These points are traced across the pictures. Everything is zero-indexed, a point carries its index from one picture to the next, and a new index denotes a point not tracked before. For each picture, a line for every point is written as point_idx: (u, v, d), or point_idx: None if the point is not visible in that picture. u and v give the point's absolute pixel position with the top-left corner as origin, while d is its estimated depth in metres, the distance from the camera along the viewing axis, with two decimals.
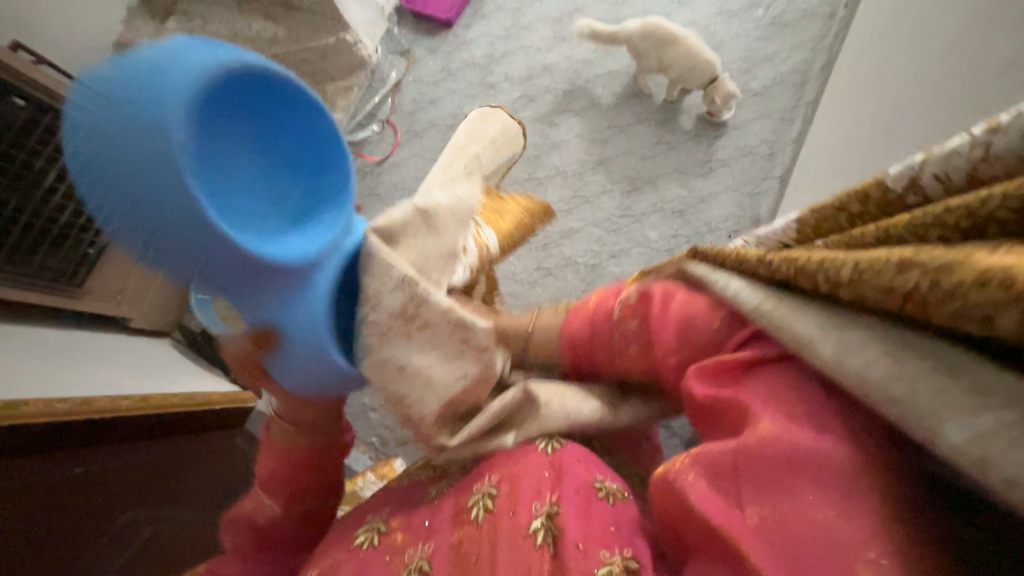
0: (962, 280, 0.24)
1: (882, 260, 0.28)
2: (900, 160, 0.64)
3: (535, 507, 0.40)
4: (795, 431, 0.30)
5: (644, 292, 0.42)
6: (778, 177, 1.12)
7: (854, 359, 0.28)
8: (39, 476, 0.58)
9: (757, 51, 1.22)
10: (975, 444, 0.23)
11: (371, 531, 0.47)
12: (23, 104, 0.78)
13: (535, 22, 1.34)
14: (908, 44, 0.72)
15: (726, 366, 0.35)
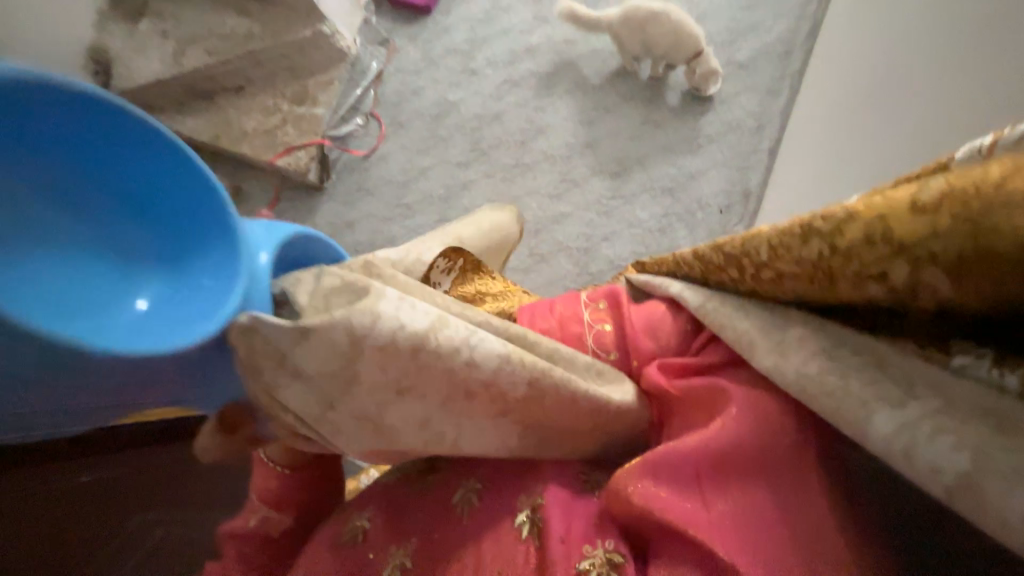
0: (854, 240, 0.26)
1: (797, 227, 0.29)
2: (886, 126, 0.64)
3: (521, 500, 0.42)
4: (746, 428, 0.33)
5: (613, 300, 0.45)
6: (767, 150, 1.11)
7: (793, 356, 0.32)
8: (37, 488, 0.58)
9: (741, 22, 1.21)
10: (899, 433, 0.27)
11: (357, 527, 0.48)
12: None
13: (515, 4, 1.31)
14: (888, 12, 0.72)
15: (688, 368, 0.39)
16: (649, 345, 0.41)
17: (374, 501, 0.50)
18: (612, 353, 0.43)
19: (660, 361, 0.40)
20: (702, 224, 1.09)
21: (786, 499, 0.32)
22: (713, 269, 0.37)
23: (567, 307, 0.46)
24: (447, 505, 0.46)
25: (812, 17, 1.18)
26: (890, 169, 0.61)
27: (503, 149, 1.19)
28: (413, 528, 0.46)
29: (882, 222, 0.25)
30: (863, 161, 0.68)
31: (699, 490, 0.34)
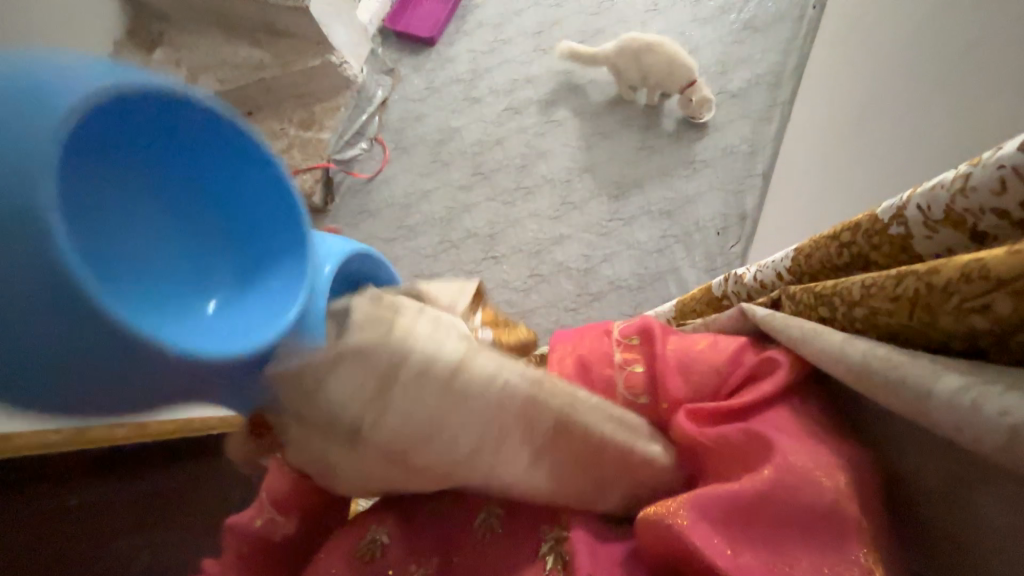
0: (950, 276, 0.26)
1: (886, 275, 0.30)
2: (873, 151, 0.67)
3: (544, 531, 0.40)
4: (799, 469, 0.30)
5: (646, 331, 0.41)
6: (761, 175, 1.14)
7: (858, 345, 0.30)
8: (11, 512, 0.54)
9: (733, 54, 1.26)
10: (965, 391, 0.24)
11: (370, 542, 0.46)
12: None
13: (515, 37, 1.37)
14: (869, 43, 0.76)
15: (719, 411, 0.36)
16: (679, 384, 0.38)
17: None
18: (641, 396, 0.39)
19: (691, 407, 0.36)
20: (700, 244, 1.11)
21: (831, 552, 0.29)
22: (808, 310, 0.36)
23: (594, 343, 0.43)
24: (469, 525, 0.43)
25: (800, 50, 1.23)
26: (878, 191, 0.63)
27: (504, 172, 1.22)
28: (431, 546, 0.44)
29: (979, 260, 0.25)
30: (853, 183, 0.70)
31: (730, 533, 0.30)
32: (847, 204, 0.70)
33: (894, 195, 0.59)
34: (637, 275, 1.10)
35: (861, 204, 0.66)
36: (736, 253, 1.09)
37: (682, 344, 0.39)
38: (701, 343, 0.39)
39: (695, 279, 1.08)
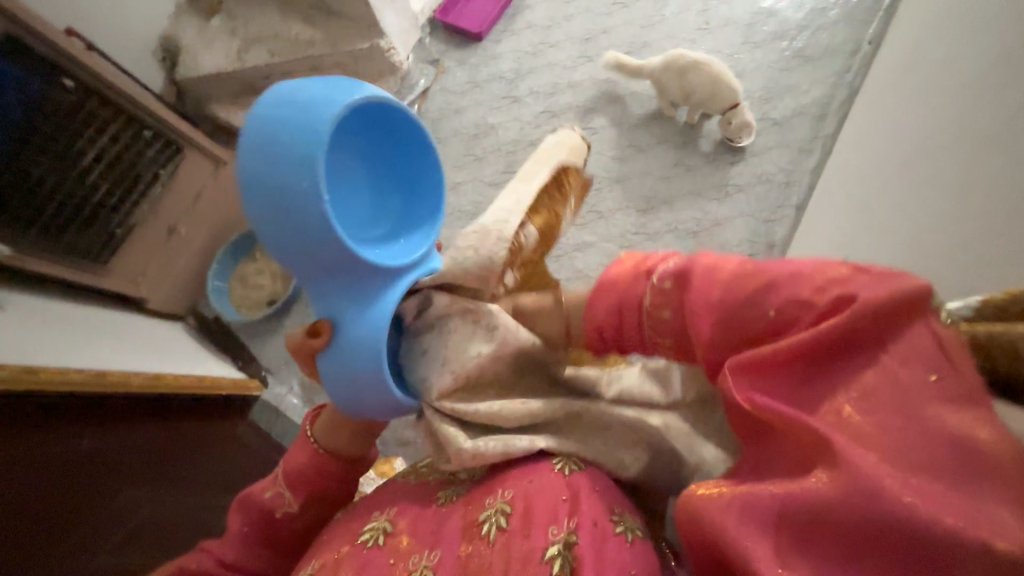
0: None
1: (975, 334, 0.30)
2: (915, 197, 0.65)
3: (552, 532, 0.40)
4: (872, 493, 0.27)
5: (680, 278, 0.39)
6: (794, 206, 1.13)
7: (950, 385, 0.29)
8: (38, 448, 0.56)
9: (780, 82, 1.24)
10: None
11: (377, 530, 0.48)
12: (71, 86, 0.88)
13: (562, 41, 1.36)
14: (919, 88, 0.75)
15: (765, 365, 0.33)
16: (710, 327, 0.36)
17: (395, 502, 0.50)
18: (666, 335, 0.41)
19: (736, 361, 0.34)
20: None
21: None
22: None
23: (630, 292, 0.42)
24: (472, 523, 0.44)
25: (850, 85, 1.21)
26: (925, 231, 0.61)
27: None
28: (441, 537, 0.45)
29: None
30: (895, 223, 0.68)
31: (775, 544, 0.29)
32: (888, 244, 0.68)
33: (949, 234, 0.57)
34: None
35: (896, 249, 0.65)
36: None
37: (738, 276, 0.36)
38: (764, 282, 0.35)
39: None
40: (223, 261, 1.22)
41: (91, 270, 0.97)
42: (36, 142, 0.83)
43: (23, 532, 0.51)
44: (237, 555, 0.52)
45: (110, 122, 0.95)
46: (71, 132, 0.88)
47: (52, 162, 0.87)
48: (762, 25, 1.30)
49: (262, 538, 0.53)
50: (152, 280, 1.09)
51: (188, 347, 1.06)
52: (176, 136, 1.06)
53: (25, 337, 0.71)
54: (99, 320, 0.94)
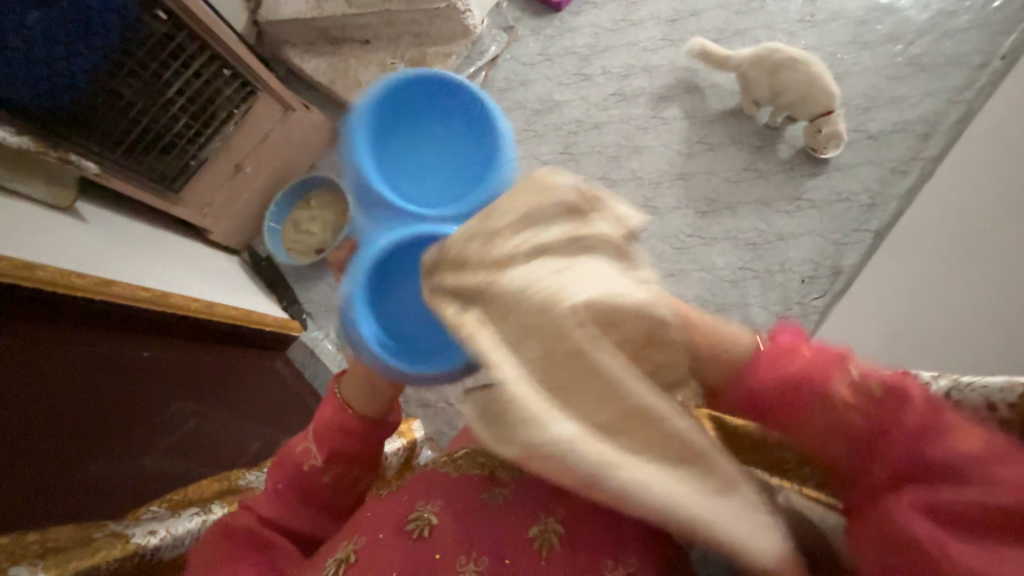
0: None
1: None
2: (1013, 242, 0.58)
3: (608, 564, 0.41)
4: None
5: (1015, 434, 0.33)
6: (872, 232, 1.04)
7: None
8: (105, 348, 0.61)
9: (884, 91, 1.11)
10: None
11: (422, 521, 0.46)
12: (165, 19, 0.89)
13: (646, 20, 1.27)
14: None
15: None
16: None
17: (440, 496, 0.48)
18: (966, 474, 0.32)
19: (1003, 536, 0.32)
20: (778, 287, 1.05)
21: None
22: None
23: (824, 370, 0.33)
24: (521, 535, 0.44)
25: (967, 104, 1.07)
26: (1013, 295, 0.54)
27: (593, 159, 1.19)
28: (485, 545, 0.44)
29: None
30: (984, 272, 0.61)
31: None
32: (971, 297, 0.61)
33: None
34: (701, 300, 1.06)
35: (981, 302, 0.59)
36: (815, 307, 1.02)
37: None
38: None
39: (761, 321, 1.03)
40: (280, 204, 1.25)
41: (165, 194, 1.05)
42: (128, 67, 0.88)
43: (92, 425, 0.56)
44: (276, 509, 0.54)
45: (197, 57, 0.98)
46: (159, 62, 0.92)
47: (141, 88, 0.91)
48: (877, 24, 1.16)
49: (300, 489, 0.54)
50: (216, 213, 1.17)
51: (240, 279, 1.13)
52: (253, 78, 1.09)
53: (104, 252, 0.77)
54: (158, 239, 0.99)
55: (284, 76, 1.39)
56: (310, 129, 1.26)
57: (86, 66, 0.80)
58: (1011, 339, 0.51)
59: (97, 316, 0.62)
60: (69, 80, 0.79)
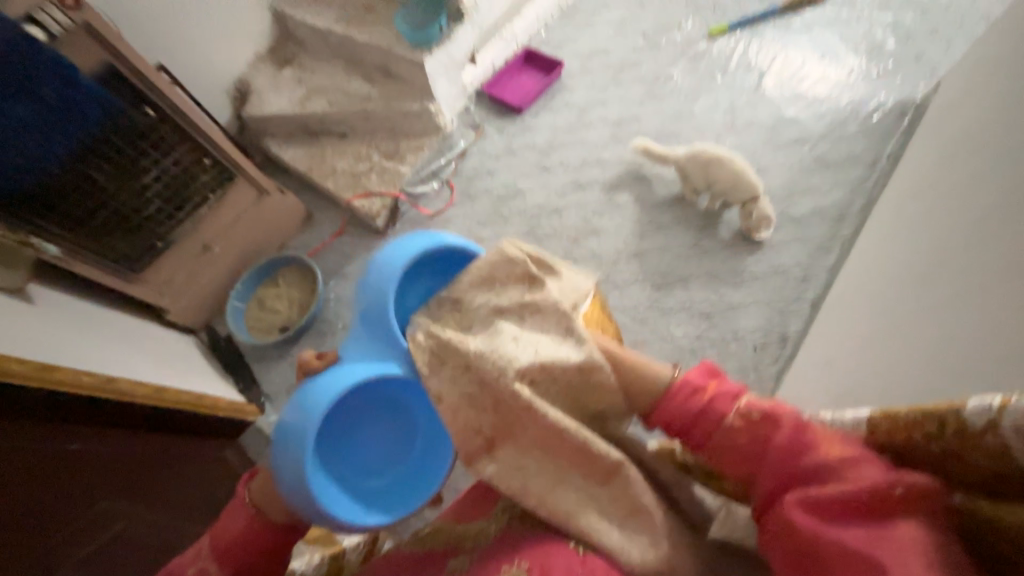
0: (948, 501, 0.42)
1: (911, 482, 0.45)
2: (925, 308, 0.65)
3: None
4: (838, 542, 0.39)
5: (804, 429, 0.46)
6: (809, 301, 1.14)
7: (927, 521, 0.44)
8: (31, 441, 0.55)
9: (800, 182, 1.30)
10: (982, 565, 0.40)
11: None
12: (151, 113, 0.96)
13: (596, 122, 1.46)
14: (935, 208, 0.77)
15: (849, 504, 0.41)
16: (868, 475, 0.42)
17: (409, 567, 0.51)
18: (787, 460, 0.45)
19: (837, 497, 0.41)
20: (733, 355, 1.11)
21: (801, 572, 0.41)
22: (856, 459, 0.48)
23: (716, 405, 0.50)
24: None
25: (868, 194, 1.26)
26: (926, 351, 0.61)
27: (555, 238, 1.28)
28: None
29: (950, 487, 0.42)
30: (902, 336, 0.67)
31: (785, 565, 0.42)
32: (895, 355, 0.67)
33: (947, 352, 0.56)
34: None
35: (895, 362, 0.66)
36: (769, 374, 1.08)
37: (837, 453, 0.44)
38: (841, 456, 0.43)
39: None
40: (246, 283, 1.24)
41: (122, 275, 1.02)
42: (105, 154, 0.91)
43: (14, 525, 0.50)
44: None
45: (177, 146, 1.02)
46: (138, 150, 0.96)
47: (116, 175, 0.94)
48: (785, 130, 1.38)
49: None
50: (176, 292, 1.14)
51: (192, 361, 1.06)
52: (233, 166, 1.13)
53: (49, 335, 0.73)
54: (109, 322, 0.95)
55: (262, 163, 1.47)
56: (284, 212, 1.30)
57: (61, 154, 0.83)
58: (925, 392, 0.57)
59: (26, 401, 0.58)
60: (38, 160, 0.81)
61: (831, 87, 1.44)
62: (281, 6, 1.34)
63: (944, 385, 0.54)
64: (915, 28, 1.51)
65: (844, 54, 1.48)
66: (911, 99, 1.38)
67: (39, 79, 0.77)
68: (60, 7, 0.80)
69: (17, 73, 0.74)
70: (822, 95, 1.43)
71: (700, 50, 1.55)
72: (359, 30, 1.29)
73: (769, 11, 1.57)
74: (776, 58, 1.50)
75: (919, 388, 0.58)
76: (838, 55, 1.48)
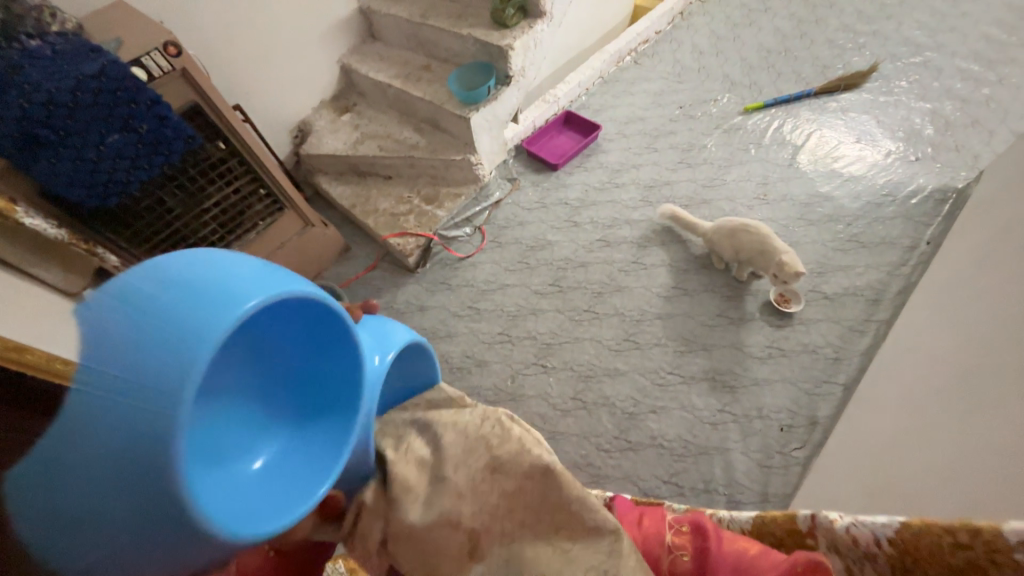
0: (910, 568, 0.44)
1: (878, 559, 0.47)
2: (968, 406, 0.61)
3: None
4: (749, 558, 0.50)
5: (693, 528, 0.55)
6: (841, 384, 1.09)
7: None
8: None
9: (834, 260, 1.28)
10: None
11: None
12: (223, 147, 1.06)
13: (628, 183, 1.51)
14: (973, 302, 0.74)
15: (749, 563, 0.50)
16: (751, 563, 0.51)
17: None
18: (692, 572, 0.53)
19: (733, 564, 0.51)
20: (758, 433, 1.05)
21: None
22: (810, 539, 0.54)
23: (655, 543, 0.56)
24: None
25: (906, 278, 1.22)
26: (964, 456, 0.57)
27: (579, 292, 1.29)
28: None
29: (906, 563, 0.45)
30: (943, 434, 0.62)
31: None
32: (931, 455, 0.62)
33: (999, 463, 0.51)
34: (683, 441, 1.06)
35: (936, 466, 0.61)
36: (796, 458, 1.02)
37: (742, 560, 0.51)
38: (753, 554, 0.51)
39: (744, 470, 1.01)
40: None
41: None
42: (178, 180, 1.00)
43: None
44: None
45: (239, 177, 1.12)
46: (206, 178, 1.05)
47: (184, 198, 1.02)
48: (819, 207, 1.38)
49: None
50: None
51: None
52: (284, 198, 1.23)
53: None
54: None
55: (311, 196, 1.58)
56: (323, 243, 1.38)
57: (143, 176, 0.91)
58: (970, 504, 0.53)
59: None
60: (123, 185, 0.89)
61: (868, 168, 1.45)
62: (349, 61, 1.49)
63: (994, 500, 0.50)
64: (954, 118, 1.52)
65: (881, 137, 1.50)
66: (951, 186, 1.37)
67: (139, 116, 0.85)
68: (164, 54, 0.90)
69: (123, 111, 0.83)
70: (858, 175, 1.43)
71: (735, 124, 1.60)
72: (415, 87, 1.41)
73: (805, 92, 1.62)
74: (811, 137, 1.53)
75: (964, 498, 0.54)
76: (874, 138, 1.50)
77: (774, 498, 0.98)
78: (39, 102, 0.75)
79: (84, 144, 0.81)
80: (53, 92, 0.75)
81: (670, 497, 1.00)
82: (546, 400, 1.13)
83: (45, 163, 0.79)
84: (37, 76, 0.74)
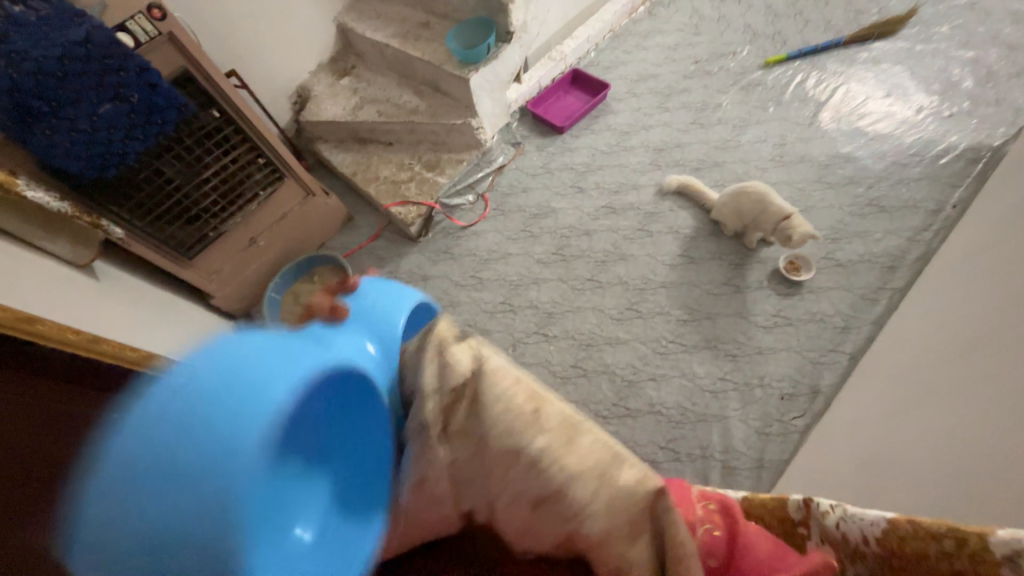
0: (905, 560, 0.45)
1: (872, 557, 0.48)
2: (964, 375, 0.59)
3: None
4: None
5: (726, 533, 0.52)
6: (848, 354, 1.07)
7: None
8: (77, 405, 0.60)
9: (850, 225, 1.22)
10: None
11: None
12: (217, 116, 1.04)
13: (636, 146, 1.45)
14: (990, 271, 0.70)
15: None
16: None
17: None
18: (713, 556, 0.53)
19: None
20: (758, 402, 1.05)
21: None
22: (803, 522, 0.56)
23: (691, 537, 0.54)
24: None
25: (927, 244, 1.16)
26: (959, 429, 0.56)
27: (583, 261, 1.27)
28: None
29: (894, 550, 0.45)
30: (939, 405, 0.61)
31: None
32: (926, 426, 0.61)
33: (996, 438, 0.50)
34: (682, 408, 1.06)
35: (930, 437, 0.60)
36: (796, 426, 1.01)
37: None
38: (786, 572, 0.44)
39: (741, 437, 1.02)
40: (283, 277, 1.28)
41: (178, 258, 1.12)
42: (175, 150, 0.99)
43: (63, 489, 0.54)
44: None
45: (236, 146, 1.11)
46: (203, 148, 1.04)
47: (183, 168, 1.03)
48: (838, 169, 1.31)
49: None
50: (222, 279, 1.23)
51: None
52: (284, 167, 1.22)
53: (105, 309, 0.81)
54: (154, 297, 1.03)
55: (314, 164, 1.57)
56: (326, 213, 1.38)
57: (139, 147, 0.91)
58: (963, 478, 0.52)
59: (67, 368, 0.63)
60: (121, 156, 0.90)
61: (895, 126, 1.35)
62: (345, 20, 1.43)
63: (994, 480, 0.48)
64: (998, 68, 1.39)
65: (913, 91, 1.39)
66: (985, 145, 1.27)
67: (128, 85, 0.84)
68: (148, 17, 0.87)
69: (112, 80, 0.82)
70: (884, 134, 1.34)
71: (754, 80, 1.50)
72: (413, 46, 1.35)
73: (833, 42, 1.50)
74: (836, 92, 1.43)
75: (963, 475, 0.53)
76: (906, 92, 1.39)
77: (770, 465, 0.99)
78: (28, 72, 0.74)
79: (78, 114, 0.81)
80: (40, 60, 0.74)
81: (666, 462, 1.01)
82: (546, 367, 1.15)
83: (43, 136, 0.78)
84: (23, 45, 0.73)
